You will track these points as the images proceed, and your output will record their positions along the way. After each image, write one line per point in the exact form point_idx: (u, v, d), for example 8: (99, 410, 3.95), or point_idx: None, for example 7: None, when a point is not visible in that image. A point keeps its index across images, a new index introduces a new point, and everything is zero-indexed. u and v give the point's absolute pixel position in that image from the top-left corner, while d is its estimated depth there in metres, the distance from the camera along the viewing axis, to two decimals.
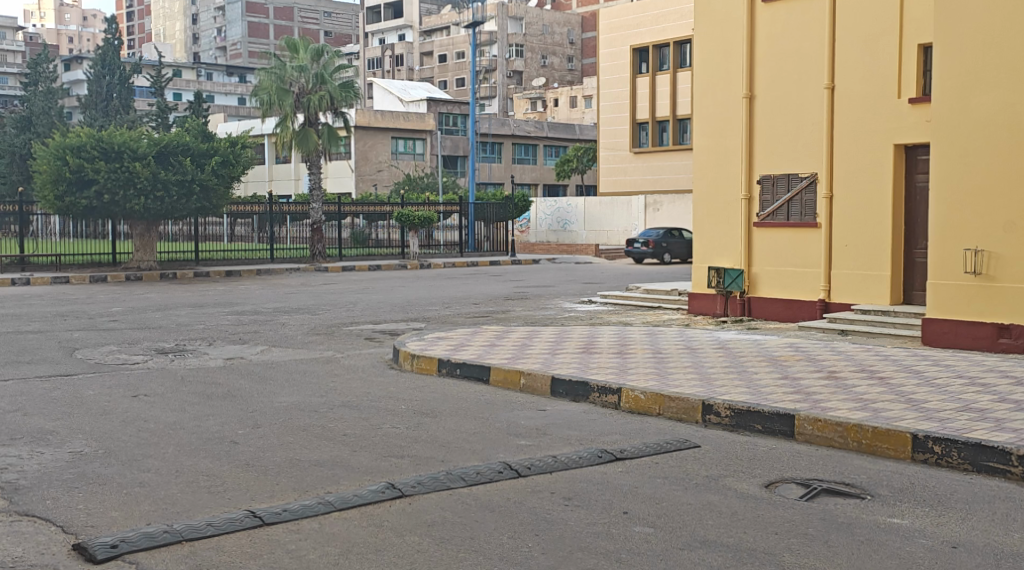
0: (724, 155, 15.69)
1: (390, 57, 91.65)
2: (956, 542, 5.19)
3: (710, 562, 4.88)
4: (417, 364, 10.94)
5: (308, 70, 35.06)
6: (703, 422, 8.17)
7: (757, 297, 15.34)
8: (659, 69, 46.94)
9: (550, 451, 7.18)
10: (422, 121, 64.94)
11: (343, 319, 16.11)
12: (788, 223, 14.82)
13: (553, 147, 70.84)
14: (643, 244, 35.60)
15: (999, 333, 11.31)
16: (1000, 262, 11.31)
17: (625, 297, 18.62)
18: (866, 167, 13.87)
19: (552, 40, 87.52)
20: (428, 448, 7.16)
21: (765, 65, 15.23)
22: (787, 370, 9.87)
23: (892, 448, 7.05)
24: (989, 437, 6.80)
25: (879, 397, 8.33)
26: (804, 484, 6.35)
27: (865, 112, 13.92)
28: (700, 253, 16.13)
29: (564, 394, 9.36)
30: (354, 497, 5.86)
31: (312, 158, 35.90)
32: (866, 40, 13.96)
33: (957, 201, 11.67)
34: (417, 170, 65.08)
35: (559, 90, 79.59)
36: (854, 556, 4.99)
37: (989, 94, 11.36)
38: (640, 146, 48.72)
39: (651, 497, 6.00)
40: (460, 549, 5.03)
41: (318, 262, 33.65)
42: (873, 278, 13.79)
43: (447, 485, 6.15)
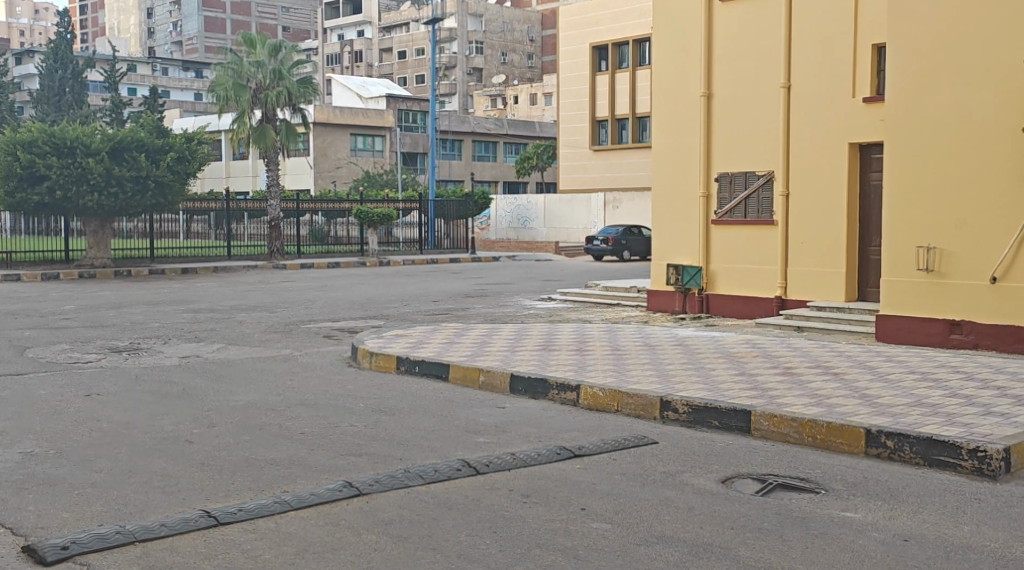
0: (683, 153, 15.78)
1: (350, 54, 91.22)
2: (907, 535, 5.27)
3: (666, 558, 4.91)
4: (376, 361, 10.89)
5: (266, 66, 34.76)
6: (661, 418, 8.22)
7: (714, 294, 15.45)
8: (618, 68, 47.11)
9: (509, 448, 7.17)
10: (381, 118, 64.65)
11: (300, 317, 15.98)
12: (745, 220, 14.95)
13: (513, 144, 70.81)
14: (602, 242, 35.78)
15: (951, 329, 11.52)
16: (952, 260, 11.51)
17: (585, 294, 18.67)
18: (822, 166, 14.04)
19: (512, 37, 87.62)
20: (386, 446, 7.13)
21: (723, 65, 15.34)
22: (744, 366, 9.95)
23: (846, 443, 7.14)
24: (940, 432, 6.90)
25: (833, 392, 8.43)
26: (760, 480, 6.41)
27: (820, 111, 14.09)
28: (659, 251, 16.22)
29: (523, 391, 9.36)
30: (311, 496, 5.82)
31: (270, 155, 35.58)
32: (821, 40, 14.13)
33: (910, 199, 11.84)
34: (377, 167, 64.81)
35: (519, 87, 79.58)
36: (808, 550, 5.04)
37: (940, 94, 11.54)
38: (600, 143, 48.98)
39: (608, 493, 6.02)
40: (417, 548, 5.01)
41: (276, 259, 33.38)
42: (828, 276, 13.96)
43: (404, 483, 6.13)
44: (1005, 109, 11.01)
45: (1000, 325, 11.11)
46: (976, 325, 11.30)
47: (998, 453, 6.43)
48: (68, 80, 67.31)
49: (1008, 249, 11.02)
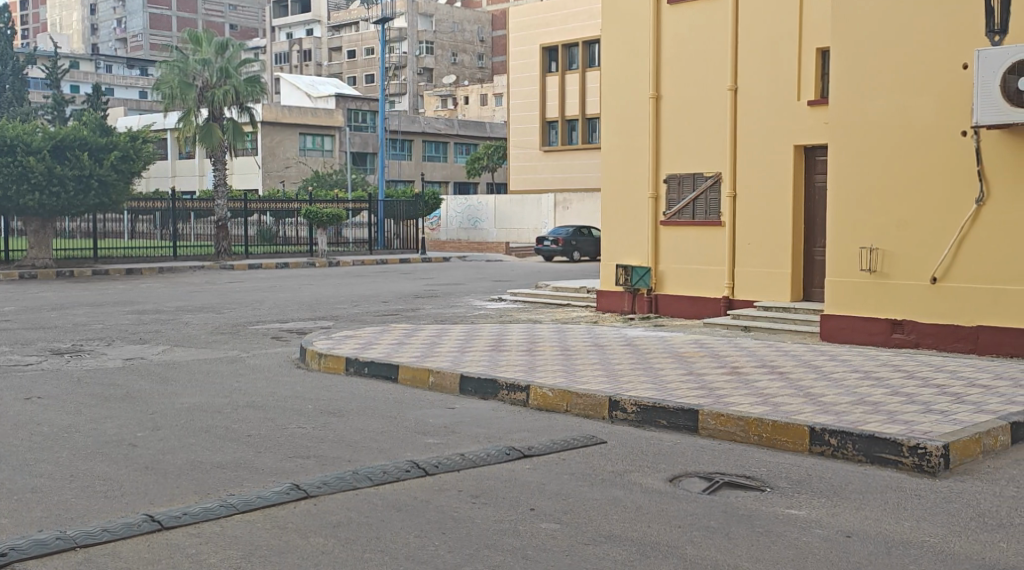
0: (632, 153, 15.89)
1: (298, 52, 90.53)
2: (850, 531, 5.36)
3: (614, 557, 4.94)
4: (324, 363, 10.82)
5: (212, 64, 34.29)
6: (610, 418, 8.27)
7: (663, 295, 15.56)
8: (568, 69, 47.16)
9: (458, 449, 7.17)
10: (330, 117, 64.23)
11: (248, 318, 15.84)
12: (693, 221, 15.11)
13: (463, 144, 70.73)
14: (552, 243, 35.89)
15: (893, 329, 11.75)
16: (894, 260, 11.74)
17: (535, 295, 18.71)
18: (767, 168, 14.22)
19: (461, 37, 87.62)
20: (334, 448, 7.09)
21: (671, 68, 15.49)
22: (691, 366, 10.04)
23: (791, 441, 7.24)
24: (882, 429, 7.03)
25: (779, 391, 8.55)
26: (706, 478, 6.47)
27: (766, 113, 14.27)
28: (608, 251, 16.34)
29: (472, 392, 9.36)
30: (257, 499, 5.76)
31: (217, 154, 35.17)
32: (767, 43, 14.31)
33: (855, 201, 12.03)
34: (326, 167, 64.40)
35: (470, 87, 79.49)
36: (752, 548, 5.10)
37: (883, 98, 11.75)
38: (549, 144, 49.14)
39: (557, 493, 6.05)
40: (365, 549, 5.00)
41: (223, 259, 32.98)
42: (773, 276, 14.14)
43: (353, 484, 6.10)
44: (945, 113, 11.21)
45: (940, 324, 11.35)
46: (917, 324, 11.53)
47: (938, 449, 6.57)
48: (8, 77, 65.77)
49: (948, 251, 11.26)
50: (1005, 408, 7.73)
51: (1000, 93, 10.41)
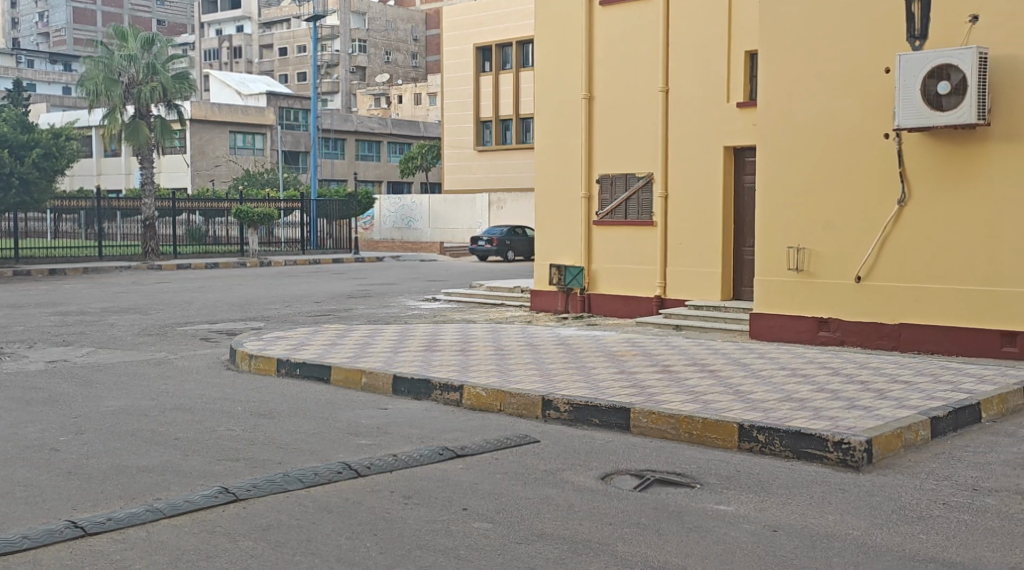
0: (565, 154, 15.98)
1: (228, 49, 89.28)
2: (776, 526, 5.46)
3: (546, 555, 4.96)
4: (255, 364, 10.68)
5: (138, 60, 33.62)
6: (543, 417, 8.31)
7: (597, 294, 15.67)
8: (502, 69, 47.26)
9: (391, 450, 7.14)
10: (261, 116, 63.36)
11: (176, 319, 15.55)
12: (626, 221, 15.23)
13: (397, 144, 70.39)
14: (487, 242, 35.93)
15: (819, 327, 12.00)
16: (821, 260, 11.98)
17: (469, 294, 18.70)
18: (697, 168, 14.42)
19: (395, 36, 87.28)
20: (265, 450, 7.02)
21: (604, 69, 15.59)
22: (624, 365, 10.12)
23: (721, 438, 7.34)
24: (808, 425, 7.17)
25: (709, 389, 8.67)
26: (638, 476, 6.54)
27: (697, 114, 14.45)
28: (541, 251, 16.41)
29: (406, 392, 9.31)
30: (186, 503, 5.67)
31: (144, 153, 34.44)
32: (697, 45, 14.48)
33: (785, 202, 12.24)
34: (257, 165, 63.58)
35: (403, 87, 79.11)
36: (682, 543, 5.17)
37: (810, 100, 11.98)
38: (484, 144, 49.21)
39: (489, 492, 6.06)
40: (296, 552, 4.95)
41: (151, 259, 32.38)
42: (704, 276, 14.32)
43: (284, 487, 6.04)
44: (868, 115, 11.47)
45: (864, 322, 11.63)
46: (843, 322, 11.80)
47: (861, 444, 6.72)
48: None
49: (872, 250, 11.53)
50: (926, 404, 7.94)
51: (920, 97, 10.69)
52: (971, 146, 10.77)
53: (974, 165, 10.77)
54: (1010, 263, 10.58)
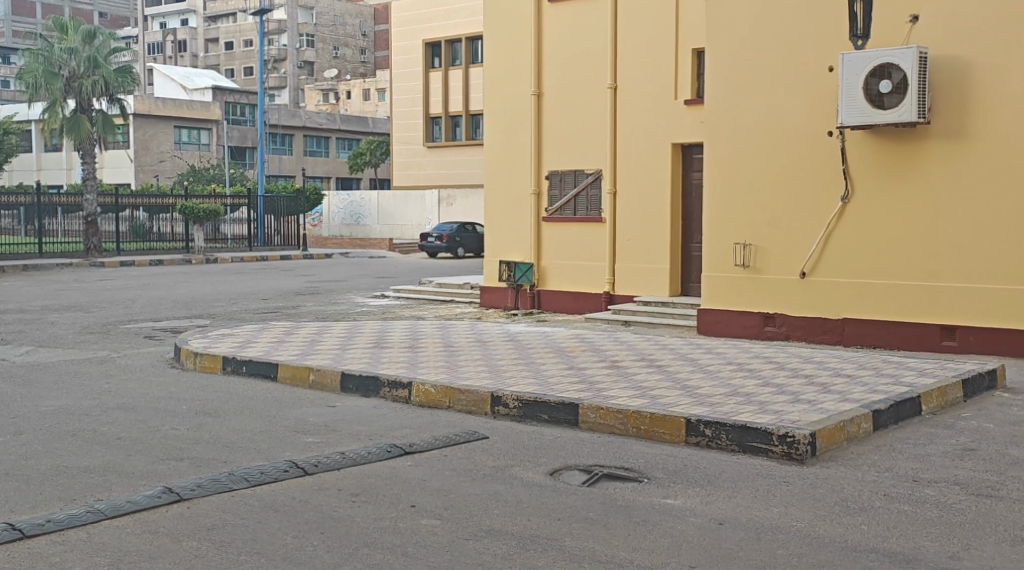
0: (514, 151, 16.00)
1: (172, 43, 88.00)
2: (722, 519, 5.51)
3: (494, 551, 4.96)
4: (200, 362, 10.54)
5: (79, 53, 32.97)
6: (492, 414, 8.30)
7: (546, 291, 15.70)
8: (451, 65, 47.18)
9: (338, 447, 7.09)
10: (207, 111, 62.46)
11: (118, 317, 15.27)
12: (575, 217, 15.29)
13: (345, 140, 69.93)
14: (437, 239, 35.83)
15: (765, 322, 12.14)
16: (766, 256, 12.13)
17: (418, 291, 18.64)
18: (645, 165, 14.52)
19: (343, 31, 86.61)
20: (210, 449, 6.93)
21: (553, 66, 15.62)
22: (573, 361, 10.15)
23: (668, 432, 7.39)
24: (753, 419, 7.25)
25: (657, 384, 8.74)
26: (586, 471, 6.57)
27: (645, 111, 14.53)
28: (491, 247, 16.40)
29: (354, 389, 9.25)
30: (127, 503, 5.57)
31: (85, 148, 33.78)
32: (645, 43, 14.55)
33: (732, 198, 12.37)
34: (203, 161, 62.72)
35: (352, 82, 78.60)
36: (629, 537, 5.20)
37: (756, 99, 12.12)
38: (433, 140, 49.07)
39: (437, 489, 6.04)
40: (241, 552, 4.90)
41: (93, 256, 31.83)
42: (653, 272, 14.43)
43: (229, 486, 5.97)
44: (812, 114, 11.64)
45: (808, 317, 11.79)
46: (788, 318, 11.95)
47: (805, 438, 6.81)
48: None
49: (816, 246, 11.70)
50: (868, 397, 8.08)
51: (862, 95, 10.86)
52: (912, 143, 10.97)
53: (915, 163, 10.97)
54: (950, 260, 10.80)
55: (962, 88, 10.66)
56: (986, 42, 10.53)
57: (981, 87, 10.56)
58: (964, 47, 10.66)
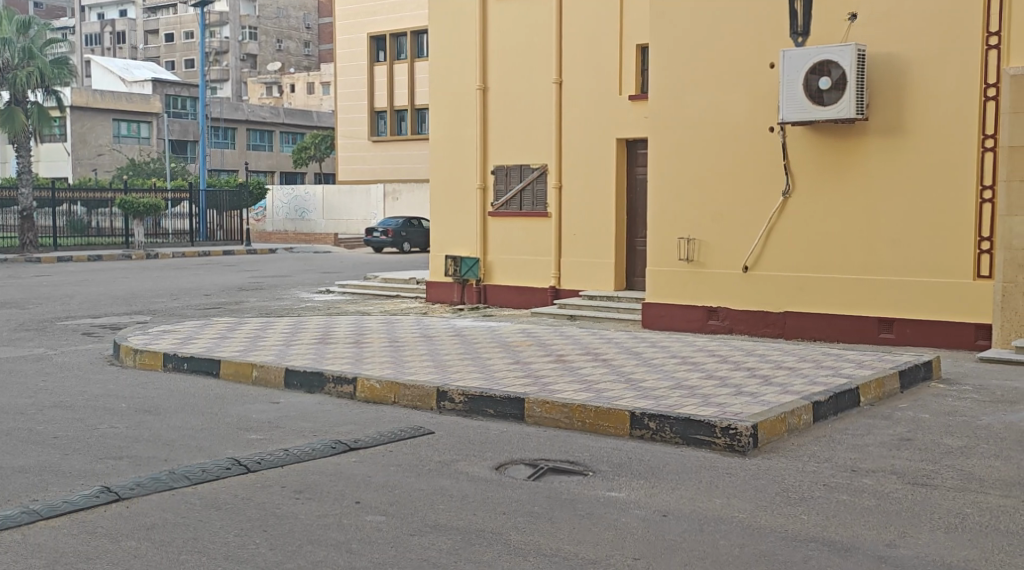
0: (461, 145, 15.97)
1: (111, 34, 86.49)
2: (666, 511, 5.56)
3: (439, 546, 4.95)
4: (140, 359, 10.38)
5: (13, 43, 32.19)
6: (438, 408, 8.28)
7: (492, 285, 15.71)
8: (396, 59, 47.04)
9: (282, 444, 7.03)
10: (146, 103, 61.41)
11: (55, 314, 14.94)
12: (520, 212, 15.30)
13: (289, 134, 69.27)
14: (382, 234, 35.62)
15: (708, 316, 12.27)
16: (709, 250, 12.26)
17: (363, 286, 18.52)
18: (590, 160, 14.57)
19: (287, 24, 85.66)
20: (149, 447, 6.81)
21: (498, 60, 15.60)
22: (519, 355, 10.17)
23: (613, 426, 7.44)
24: (696, 412, 7.33)
25: (602, 378, 8.80)
26: (531, 465, 6.59)
27: (590, 106, 14.57)
28: (436, 242, 16.37)
29: (298, 385, 9.16)
30: (64, 504, 5.46)
31: (20, 141, 32.98)
32: (589, 38, 14.61)
33: (675, 193, 12.47)
34: (143, 154, 61.65)
35: (296, 76, 77.78)
36: (574, 531, 5.22)
37: (699, 95, 12.22)
38: (378, 134, 48.81)
39: (382, 485, 6.01)
40: (181, 551, 4.83)
41: (29, 252, 31.17)
42: (598, 266, 14.50)
43: (169, 485, 5.88)
44: (753, 110, 11.78)
45: (750, 310, 11.95)
46: (731, 311, 12.09)
47: (746, 429, 6.89)
48: None
49: (758, 240, 11.85)
50: (808, 389, 8.20)
51: (802, 92, 11.02)
52: (851, 138, 11.16)
53: (854, 159, 11.16)
54: (887, 254, 11.02)
55: (898, 84, 10.86)
56: (922, 40, 10.73)
57: (917, 84, 10.77)
58: (900, 45, 10.86)
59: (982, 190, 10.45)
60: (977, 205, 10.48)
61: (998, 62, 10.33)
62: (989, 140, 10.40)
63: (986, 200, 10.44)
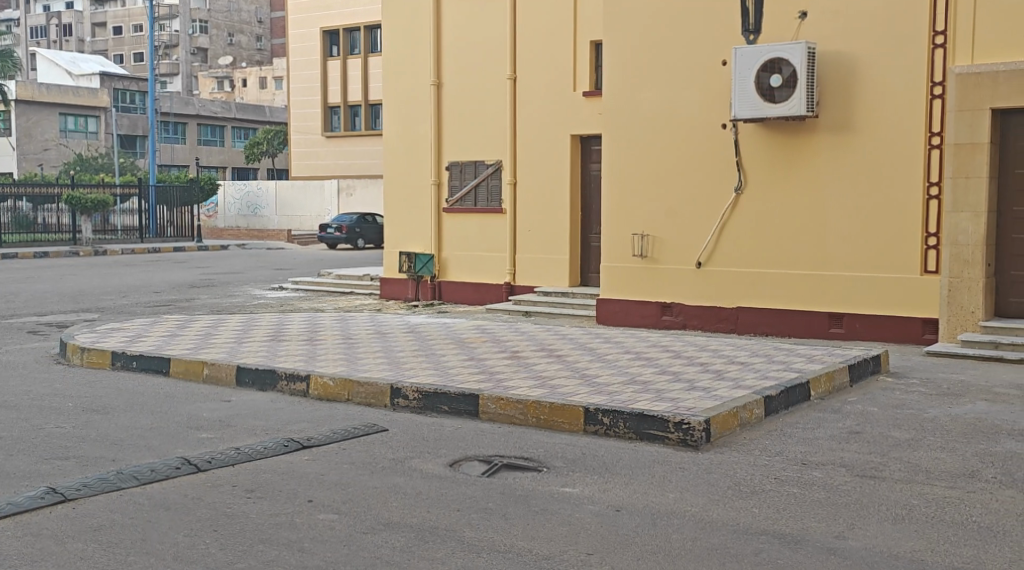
0: (415, 141, 15.91)
1: (57, 27, 84.98)
2: (619, 506, 5.58)
3: (392, 544, 4.92)
4: (88, 357, 10.20)
5: None
6: (391, 406, 8.24)
7: (446, 281, 15.67)
8: (350, 54, 46.69)
9: (233, 442, 6.95)
10: (94, 97, 60.35)
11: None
12: (475, 208, 15.27)
13: (241, 129, 68.55)
14: (336, 230, 35.38)
15: (662, 311, 12.35)
16: (662, 246, 12.33)
17: (317, 282, 18.38)
18: (544, 156, 14.58)
19: (238, 17, 84.69)
20: (97, 447, 6.69)
21: (452, 56, 15.55)
22: (473, 352, 10.14)
23: (567, 422, 7.44)
24: (650, 407, 7.35)
25: (556, 374, 8.81)
26: (486, 461, 6.57)
27: (544, 103, 14.59)
28: (391, 238, 16.29)
29: (250, 383, 9.06)
30: (8, 505, 5.35)
31: None
32: (543, 34, 14.61)
33: (629, 189, 12.53)
34: (90, 149, 60.59)
35: (247, 70, 76.89)
36: (528, 526, 5.22)
37: (652, 92, 12.28)
38: (332, 130, 48.44)
39: (335, 483, 5.96)
40: (129, 552, 4.75)
41: None
42: (553, 262, 14.51)
43: (117, 485, 5.78)
44: (706, 107, 11.87)
45: (703, 306, 12.04)
46: (685, 307, 12.17)
47: (699, 424, 6.94)
48: None
49: (711, 236, 11.94)
50: (760, 384, 8.28)
51: (753, 89, 11.11)
52: (801, 135, 11.28)
53: (804, 156, 11.28)
54: (837, 250, 11.16)
55: (848, 82, 11.00)
56: (870, 38, 10.86)
57: (866, 82, 10.90)
58: (849, 44, 10.99)
59: (928, 186, 10.61)
60: (924, 201, 10.64)
61: (944, 62, 10.49)
62: (935, 137, 10.55)
63: (933, 196, 10.59)
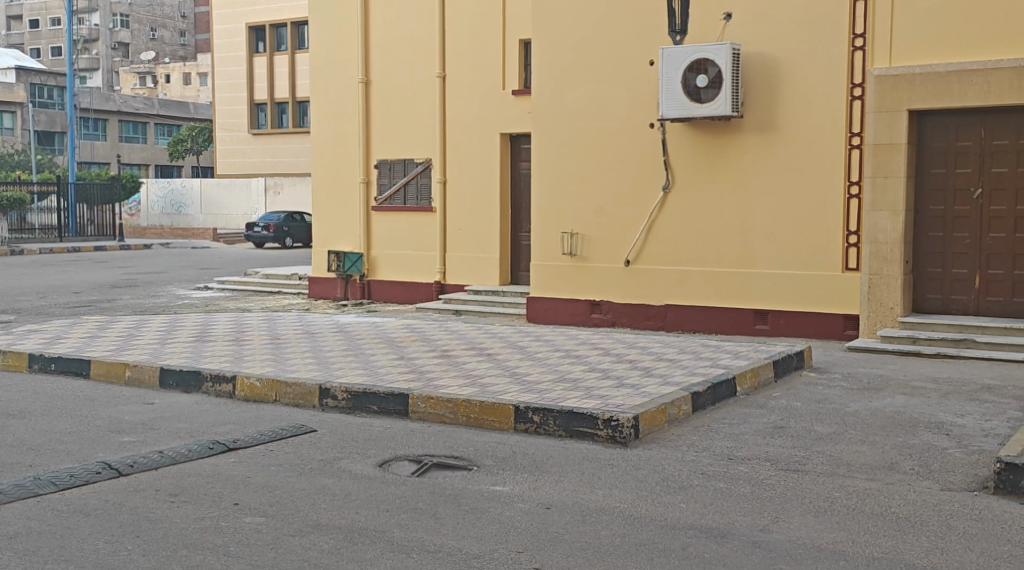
0: (343, 139, 15.77)
1: None
2: (549, 503, 5.60)
3: (320, 546, 4.86)
4: (3, 360, 9.90)
5: None
6: (320, 406, 8.15)
7: (376, 280, 15.55)
8: (276, 50, 46.10)
9: (156, 446, 6.81)
10: (10, 92, 58.57)
11: None
12: (405, 207, 15.20)
13: (165, 126, 67.21)
14: (263, 228, 34.87)
15: (592, 309, 12.43)
16: (591, 244, 12.42)
17: (244, 282, 18.10)
18: (473, 155, 14.57)
19: (161, 12, 83.04)
20: (14, 453, 6.50)
21: (380, 53, 15.43)
22: (403, 351, 10.08)
23: (497, 420, 7.44)
24: (580, 405, 7.40)
25: (487, 372, 8.81)
26: (415, 461, 6.53)
27: (474, 101, 14.56)
28: (320, 238, 16.11)
29: (174, 385, 8.88)
30: None
31: None
32: (472, 32, 14.58)
33: (558, 187, 12.59)
34: (6, 146, 58.81)
35: (171, 66, 75.40)
36: (458, 525, 5.21)
37: (580, 90, 12.35)
38: (258, 127, 47.73)
39: (263, 485, 5.87)
40: (47, 560, 4.62)
41: None
42: (483, 260, 14.51)
43: (34, 491, 5.62)
44: (634, 106, 11.97)
45: (632, 303, 12.14)
46: (614, 305, 12.27)
47: (628, 420, 6.99)
48: None
49: (639, 234, 12.05)
50: (687, 380, 8.38)
51: (680, 89, 11.24)
52: (726, 135, 11.46)
53: (730, 155, 11.47)
54: (762, 248, 11.35)
55: (772, 82, 11.19)
56: (793, 40, 11.07)
57: (789, 83, 11.10)
58: (773, 45, 11.18)
59: (849, 185, 10.83)
60: (845, 200, 10.87)
61: (864, 64, 10.72)
62: (856, 137, 10.78)
63: (853, 195, 10.83)
